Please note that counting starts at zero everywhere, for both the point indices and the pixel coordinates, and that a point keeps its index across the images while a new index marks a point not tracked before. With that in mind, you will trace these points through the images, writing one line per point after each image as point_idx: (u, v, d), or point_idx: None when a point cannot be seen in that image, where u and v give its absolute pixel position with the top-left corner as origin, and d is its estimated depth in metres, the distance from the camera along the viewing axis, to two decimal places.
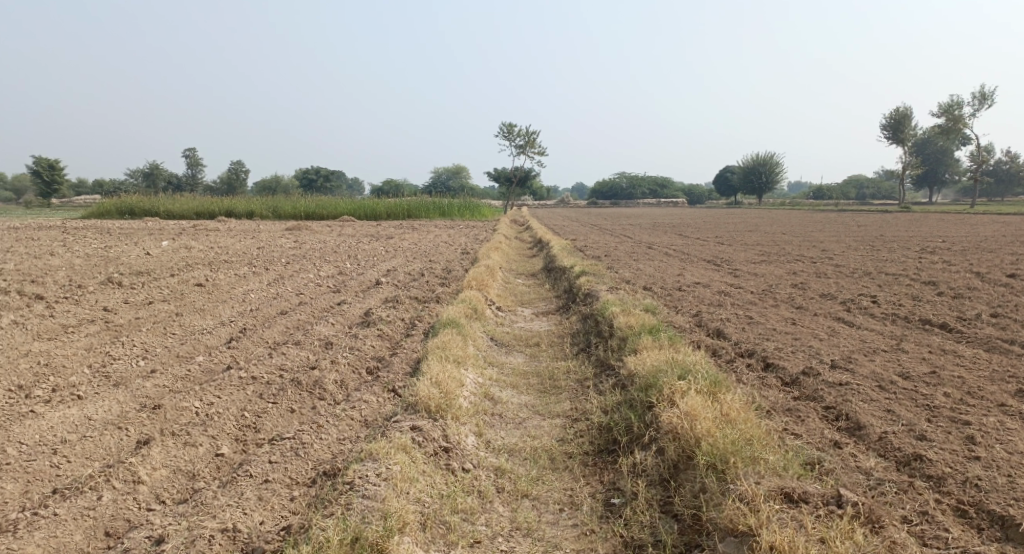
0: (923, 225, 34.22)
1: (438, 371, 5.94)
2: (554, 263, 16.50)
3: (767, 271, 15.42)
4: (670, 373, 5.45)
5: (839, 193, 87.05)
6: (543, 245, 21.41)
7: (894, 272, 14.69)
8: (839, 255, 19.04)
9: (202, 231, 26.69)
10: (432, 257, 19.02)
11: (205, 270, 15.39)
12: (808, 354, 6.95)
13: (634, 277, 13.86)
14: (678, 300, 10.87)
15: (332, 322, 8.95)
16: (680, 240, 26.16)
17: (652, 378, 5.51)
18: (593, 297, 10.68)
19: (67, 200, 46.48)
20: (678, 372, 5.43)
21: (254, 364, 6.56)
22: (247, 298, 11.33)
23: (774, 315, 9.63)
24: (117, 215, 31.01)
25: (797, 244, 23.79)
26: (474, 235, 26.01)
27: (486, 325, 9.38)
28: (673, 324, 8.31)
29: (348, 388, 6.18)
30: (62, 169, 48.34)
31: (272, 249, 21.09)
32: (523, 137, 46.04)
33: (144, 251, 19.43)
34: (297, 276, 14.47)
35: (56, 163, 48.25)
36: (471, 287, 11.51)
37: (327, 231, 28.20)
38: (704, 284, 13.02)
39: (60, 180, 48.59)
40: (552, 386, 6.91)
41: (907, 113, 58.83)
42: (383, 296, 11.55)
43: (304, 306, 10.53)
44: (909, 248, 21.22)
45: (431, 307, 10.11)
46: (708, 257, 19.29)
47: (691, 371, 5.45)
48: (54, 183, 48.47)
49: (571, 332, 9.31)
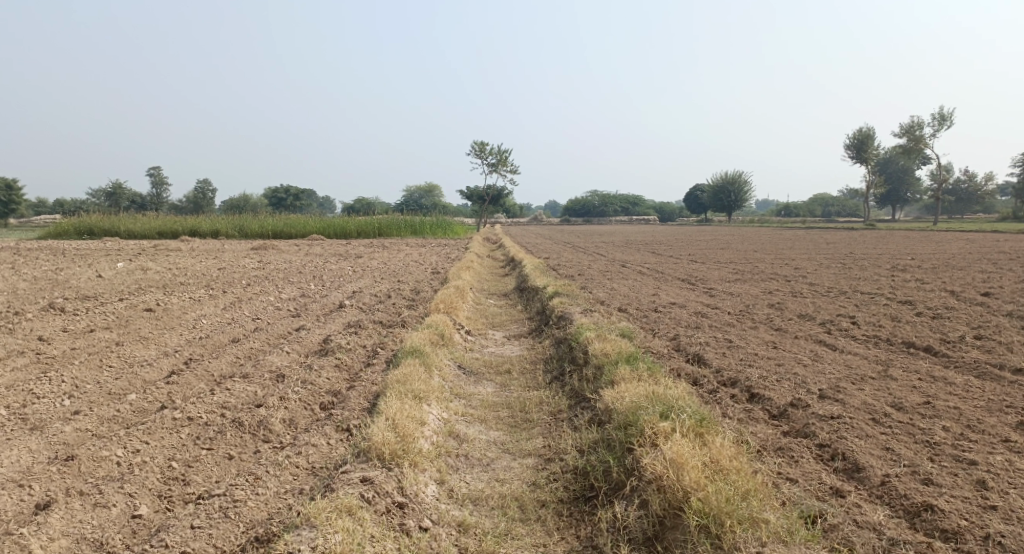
0: (890, 242, 34.52)
1: (396, 409, 5.39)
2: (525, 283, 16.02)
3: (743, 291, 15.11)
4: (652, 408, 4.97)
5: (806, 210, 88.26)
6: (514, 264, 20.96)
7: (870, 291, 14.45)
8: (813, 273, 18.83)
9: (162, 251, 25.76)
10: (400, 277, 18.41)
11: (159, 294, 14.62)
12: (794, 382, 6.52)
13: (608, 298, 13.43)
14: (655, 322, 10.42)
15: (287, 350, 8.34)
16: (653, 258, 25.88)
17: (633, 414, 5.02)
18: (566, 320, 10.19)
19: (26, 221, 44.92)
20: (660, 408, 4.95)
21: (192, 403, 5.95)
22: (199, 325, 10.65)
23: (754, 338, 9.23)
24: (76, 236, 29.90)
25: (770, 261, 23.62)
26: (445, 254, 25.45)
27: (453, 351, 8.82)
28: (651, 351, 7.85)
29: (297, 428, 5.60)
30: (21, 189, 46.74)
31: (234, 271, 20.32)
32: (494, 155, 45.71)
33: (97, 274, 18.56)
34: (256, 300, 13.80)
35: (14, 182, 46.63)
36: (438, 310, 10.97)
37: (293, 251, 27.41)
38: (680, 305, 12.63)
39: (19, 200, 46.96)
40: (523, 419, 6.38)
41: (871, 132, 59.96)
42: (345, 321, 10.94)
43: (259, 333, 9.88)
44: (880, 265, 21.14)
45: (395, 333, 9.54)
46: (682, 276, 18.96)
47: (674, 406, 4.98)
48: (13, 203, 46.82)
49: (543, 358, 8.80)
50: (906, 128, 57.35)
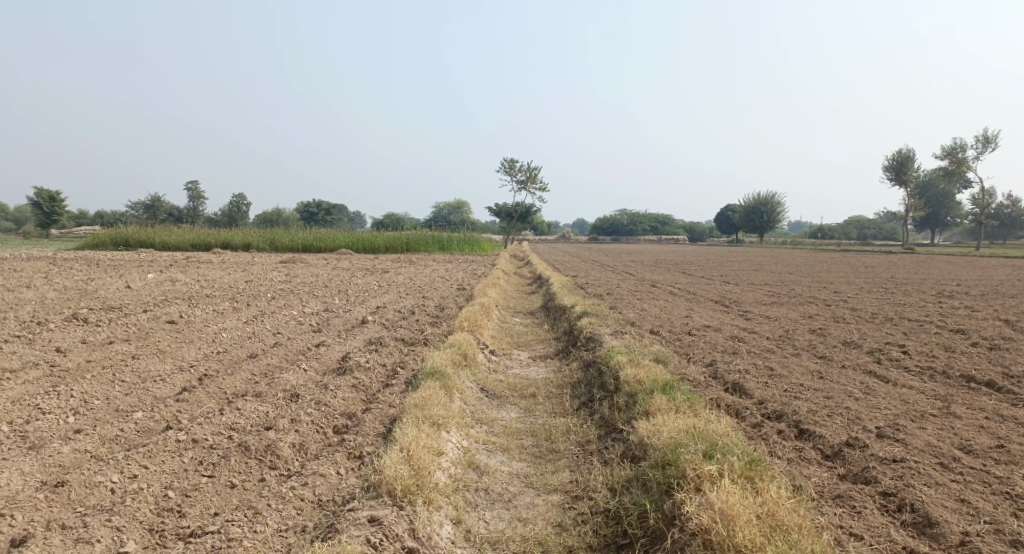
0: (931, 267, 33.41)
1: (414, 438, 5.00)
2: (553, 302, 15.58)
3: (780, 315, 14.47)
4: (693, 446, 4.52)
5: (840, 233, 86.50)
6: (542, 282, 20.55)
7: (916, 318, 13.72)
8: (853, 298, 18.08)
9: (192, 263, 25.83)
10: (425, 293, 18.10)
11: (182, 306, 14.45)
12: (847, 418, 5.98)
13: (639, 319, 12.92)
14: (689, 346, 9.89)
15: (303, 369, 7.99)
16: (685, 278, 25.22)
17: (673, 452, 4.57)
18: (596, 341, 9.71)
19: (66, 231, 45.87)
20: (702, 448, 4.50)
21: (198, 422, 5.63)
22: (217, 339, 10.37)
23: (797, 366, 8.65)
24: (111, 247, 30.23)
25: (807, 285, 22.87)
26: (472, 270, 25.12)
27: (476, 373, 8.39)
28: (687, 379, 7.35)
29: (307, 454, 5.23)
30: (62, 200, 47.53)
31: (260, 284, 20.21)
32: (524, 172, 45.47)
33: (126, 284, 18.55)
34: (279, 314, 13.55)
35: (55, 193, 47.51)
36: (462, 329, 10.56)
37: (321, 265, 27.31)
38: (714, 328, 12.08)
39: (60, 210, 47.90)
40: (548, 450, 5.93)
41: (910, 155, 58.58)
42: (366, 338, 10.59)
43: (277, 348, 9.56)
44: (924, 291, 20.26)
45: (416, 351, 9.14)
46: (715, 297, 18.37)
47: (718, 446, 4.52)
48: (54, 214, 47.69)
49: (571, 382, 8.33)
50: (947, 151, 55.91)
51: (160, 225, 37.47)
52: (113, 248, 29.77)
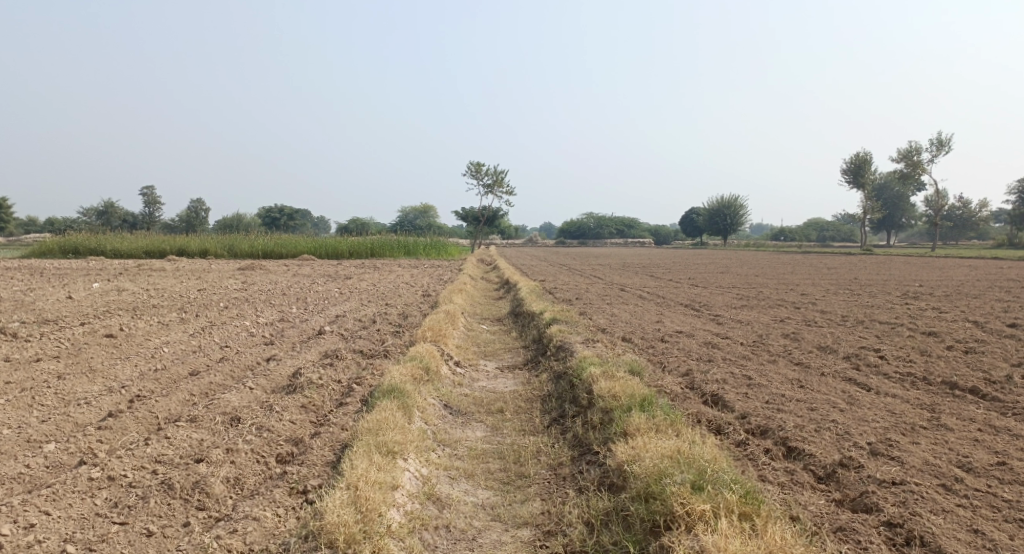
0: (892, 268, 33.78)
1: (363, 472, 4.43)
2: (520, 308, 15.06)
3: (752, 319, 14.15)
4: (679, 479, 4.03)
5: (801, 235, 87.84)
6: (509, 287, 20.01)
7: (888, 320, 13.53)
8: (822, 300, 17.93)
9: (144, 271, 24.74)
10: (388, 300, 17.42)
11: (126, 317, 13.57)
12: (837, 433, 5.56)
13: (609, 325, 12.48)
14: (663, 354, 9.45)
15: (249, 388, 7.32)
16: (652, 282, 24.96)
17: (655, 486, 4.09)
18: (566, 350, 9.20)
19: (16, 240, 44.02)
20: (688, 481, 4.02)
21: (118, 455, 5.00)
22: (158, 354, 9.61)
23: (776, 375, 8.25)
24: (60, 255, 28.95)
25: (774, 287, 22.75)
26: (436, 276, 24.47)
27: (439, 388, 7.80)
28: (664, 391, 6.88)
29: (242, 490, 4.64)
30: (10, 207, 45.52)
31: (215, 292, 19.31)
32: (489, 175, 44.94)
33: (69, 295, 17.53)
34: (230, 324, 12.80)
35: (3, 201, 45.50)
36: (425, 339, 9.94)
37: (281, 271, 26.39)
38: (688, 334, 11.68)
39: (8, 217, 45.84)
40: (516, 475, 5.39)
41: (868, 158, 59.63)
42: (322, 350, 9.91)
43: (223, 364, 8.85)
44: (891, 293, 20.23)
45: (374, 365, 8.52)
46: (685, 301, 18.05)
47: (704, 478, 4.05)
48: (4, 221, 45.63)
49: (540, 396, 7.81)
50: (902, 154, 57.02)
51: (112, 233, 36.08)
52: (63, 256, 28.49)
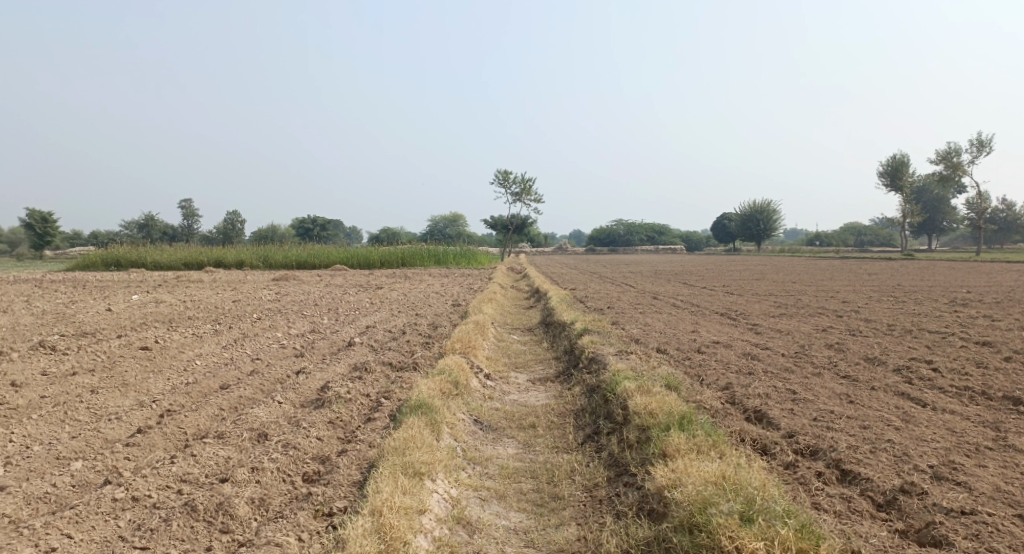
0: (935, 273, 32.72)
1: (391, 497, 4.27)
2: (551, 317, 14.84)
3: (792, 328, 13.72)
4: (725, 513, 3.79)
5: (838, 240, 86.03)
6: (540, 296, 19.78)
7: (935, 329, 13.00)
8: (865, 308, 17.35)
9: (181, 282, 25.06)
10: (418, 310, 17.33)
11: (161, 329, 13.66)
12: (893, 456, 5.25)
13: (643, 335, 12.18)
14: (701, 366, 9.14)
15: (277, 403, 7.22)
16: (686, 289, 24.52)
17: (701, 517, 3.86)
18: (599, 363, 8.95)
19: (60, 252, 45.18)
20: (736, 514, 3.77)
21: (143, 475, 4.89)
22: (191, 367, 9.60)
23: (821, 389, 7.91)
24: (102, 267, 29.58)
25: (813, 294, 22.16)
26: (467, 285, 24.36)
27: (469, 402, 7.62)
28: (705, 406, 6.61)
29: (267, 512, 4.50)
30: (56, 220, 46.66)
31: (248, 303, 19.44)
32: (518, 183, 44.81)
33: (107, 306, 17.79)
34: (262, 336, 12.79)
35: (49, 214, 46.67)
36: (454, 351, 9.78)
37: (313, 282, 26.54)
38: (725, 345, 11.33)
39: (53, 230, 47.03)
40: (550, 496, 5.17)
41: (906, 160, 58.17)
42: (352, 363, 9.81)
43: (254, 377, 8.79)
44: (937, 299, 19.53)
45: (403, 378, 8.37)
46: (720, 309, 17.64)
47: (752, 512, 3.80)
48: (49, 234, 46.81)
49: (573, 411, 7.57)
50: (942, 155, 55.51)
51: (151, 245, 36.76)
52: (104, 268, 29.10)
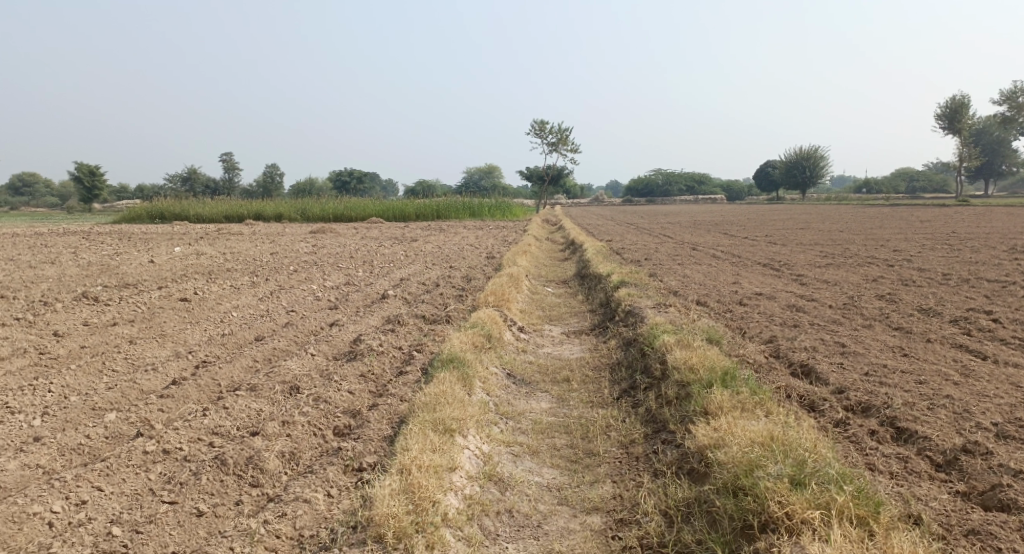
0: (992, 220, 31.35)
1: (421, 455, 4.16)
2: (587, 269, 14.57)
3: (839, 279, 13.23)
4: (773, 478, 3.56)
5: (887, 187, 83.11)
6: (576, 247, 19.48)
7: (993, 279, 12.38)
8: (916, 257, 16.66)
9: (222, 235, 25.35)
10: (453, 262, 17.21)
11: (200, 281, 13.78)
12: (952, 413, 4.94)
13: (682, 287, 11.86)
14: (743, 319, 8.82)
15: (309, 355, 7.17)
16: (727, 240, 23.93)
17: (747, 480, 3.65)
18: (636, 316, 8.70)
19: (107, 207, 46.18)
20: (785, 479, 3.54)
21: (175, 427, 4.85)
22: (227, 318, 9.64)
23: (871, 342, 7.56)
24: (147, 220, 30.13)
25: (860, 243, 21.41)
26: (502, 236, 24.14)
27: (502, 356, 7.47)
28: (747, 361, 6.35)
29: (296, 466, 4.42)
30: (102, 175, 47.49)
31: (286, 255, 19.54)
32: (554, 133, 44.02)
33: (150, 258, 18.04)
34: (297, 288, 12.80)
35: (95, 169, 47.49)
36: (488, 304, 9.61)
37: (351, 234, 26.59)
38: (768, 296, 10.96)
39: (101, 184, 47.94)
40: (585, 452, 5.01)
41: (965, 102, 55.37)
42: (385, 315, 9.73)
43: (288, 329, 8.77)
44: (993, 247, 18.69)
45: (435, 331, 8.25)
46: (763, 260, 17.13)
47: (802, 476, 3.57)
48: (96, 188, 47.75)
49: (609, 364, 7.38)
50: (1007, 95, 52.60)
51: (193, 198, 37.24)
52: (148, 221, 29.62)
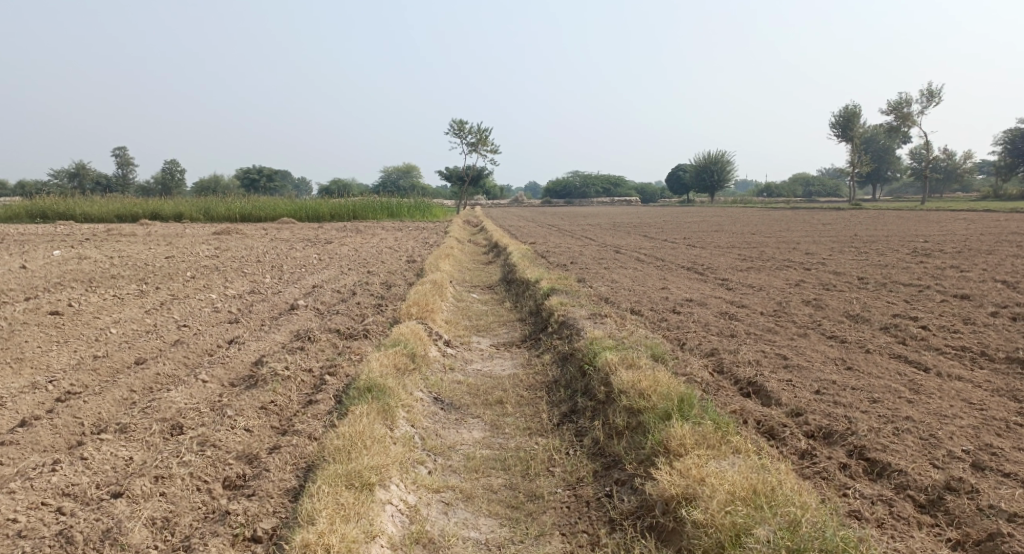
0: (887, 223, 32.84)
1: (334, 531, 3.43)
2: (512, 275, 13.94)
3: (764, 283, 13.14)
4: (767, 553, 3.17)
5: (788, 191, 86.89)
6: (498, 250, 18.83)
7: (908, 282, 12.57)
8: (830, 260, 16.90)
9: (113, 237, 23.23)
10: (369, 267, 16.22)
11: (79, 291, 12.23)
12: (920, 439, 4.53)
13: (612, 294, 11.39)
14: (680, 330, 8.37)
15: (200, 384, 6.16)
16: (647, 243, 23.87)
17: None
18: (572, 328, 8.10)
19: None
20: None
21: (11, 489, 3.87)
22: (105, 336, 8.41)
23: (813, 352, 7.22)
24: (27, 220, 27.43)
25: (775, 246, 21.79)
26: (421, 239, 23.20)
27: (426, 377, 6.69)
28: (696, 381, 5.84)
29: (171, 538, 3.62)
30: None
31: (183, 259, 17.95)
32: (473, 133, 43.33)
33: (24, 264, 16.11)
34: (194, 298, 11.55)
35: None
36: (410, 316, 8.79)
37: (258, 236, 24.98)
38: (699, 304, 10.62)
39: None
40: (527, 494, 4.33)
41: (857, 111, 58.42)
42: (293, 330, 8.75)
43: (177, 349, 7.67)
44: (898, 250, 19.33)
45: (351, 349, 7.38)
46: (685, 264, 17.01)
47: (798, 544, 3.19)
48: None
49: (545, 384, 6.73)
50: (893, 106, 55.80)
51: (80, 195, 34.27)
52: (29, 221, 26.96)
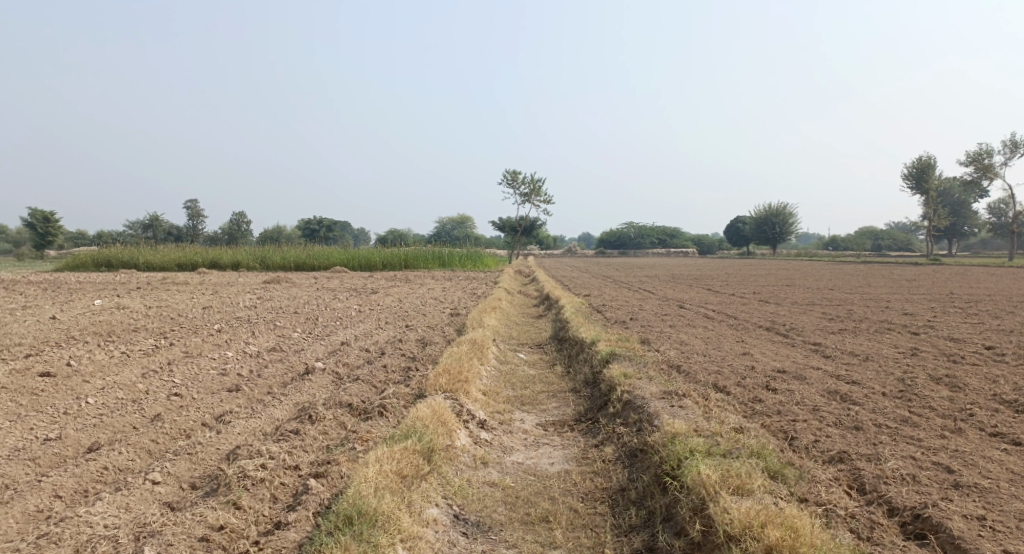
0: (982, 280, 29.57)
1: None
2: (566, 334, 12.17)
3: (867, 350, 11.03)
4: None
5: (856, 244, 82.83)
6: (551, 304, 17.12)
7: None
8: (936, 323, 14.52)
9: (161, 285, 22.54)
10: (409, 321, 14.71)
11: (90, 347, 11.04)
12: None
13: (687, 362, 9.47)
14: (782, 417, 6.42)
15: (145, 490, 4.61)
16: (713, 297, 21.74)
17: None
18: (642, 413, 6.26)
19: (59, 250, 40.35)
20: None
21: None
22: (76, 408, 6.99)
23: (986, 460, 5.16)
24: (91, 268, 27.28)
25: (861, 304, 19.45)
26: (470, 290, 21.73)
27: (448, 482, 4.98)
28: (840, 530, 3.96)
29: None
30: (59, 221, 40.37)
31: (219, 310, 16.83)
32: (527, 183, 42.17)
33: (55, 313, 15.23)
34: (207, 357, 10.18)
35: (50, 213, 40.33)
36: (438, 389, 7.08)
37: (305, 285, 23.98)
38: (797, 377, 8.60)
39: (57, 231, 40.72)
40: None
41: (933, 162, 55.06)
42: (299, 403, 7.17)
43: (148, 429, 6.17)
44: (1011, 312, 16.79)
45: (357, 436, 5.73)
46: (763, 324, 14.92)
47: None
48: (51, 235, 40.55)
49: (607, 496, 4.91)
50: (974, 156, 52.34)
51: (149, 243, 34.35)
52: (93, 268, 26.86)
